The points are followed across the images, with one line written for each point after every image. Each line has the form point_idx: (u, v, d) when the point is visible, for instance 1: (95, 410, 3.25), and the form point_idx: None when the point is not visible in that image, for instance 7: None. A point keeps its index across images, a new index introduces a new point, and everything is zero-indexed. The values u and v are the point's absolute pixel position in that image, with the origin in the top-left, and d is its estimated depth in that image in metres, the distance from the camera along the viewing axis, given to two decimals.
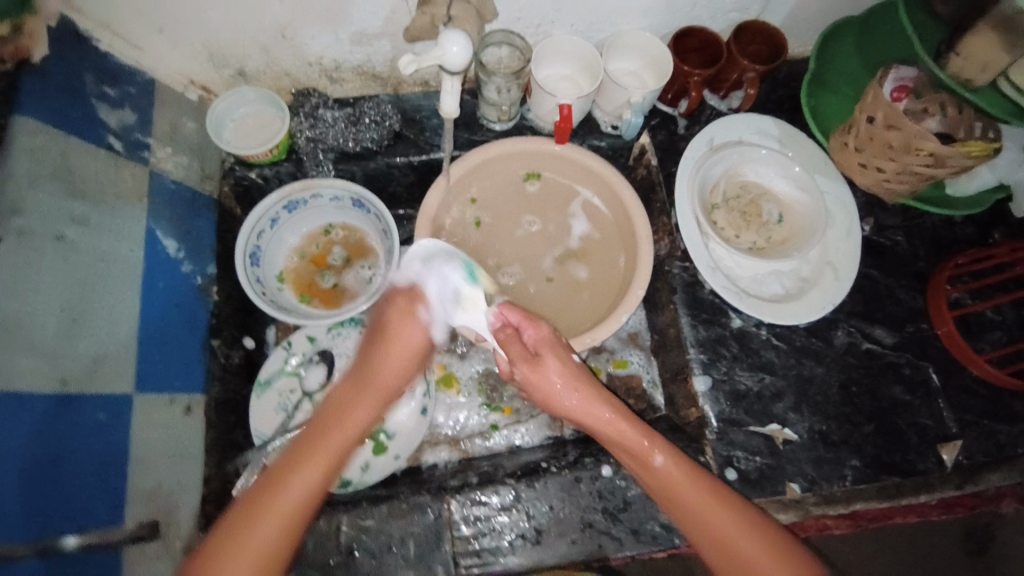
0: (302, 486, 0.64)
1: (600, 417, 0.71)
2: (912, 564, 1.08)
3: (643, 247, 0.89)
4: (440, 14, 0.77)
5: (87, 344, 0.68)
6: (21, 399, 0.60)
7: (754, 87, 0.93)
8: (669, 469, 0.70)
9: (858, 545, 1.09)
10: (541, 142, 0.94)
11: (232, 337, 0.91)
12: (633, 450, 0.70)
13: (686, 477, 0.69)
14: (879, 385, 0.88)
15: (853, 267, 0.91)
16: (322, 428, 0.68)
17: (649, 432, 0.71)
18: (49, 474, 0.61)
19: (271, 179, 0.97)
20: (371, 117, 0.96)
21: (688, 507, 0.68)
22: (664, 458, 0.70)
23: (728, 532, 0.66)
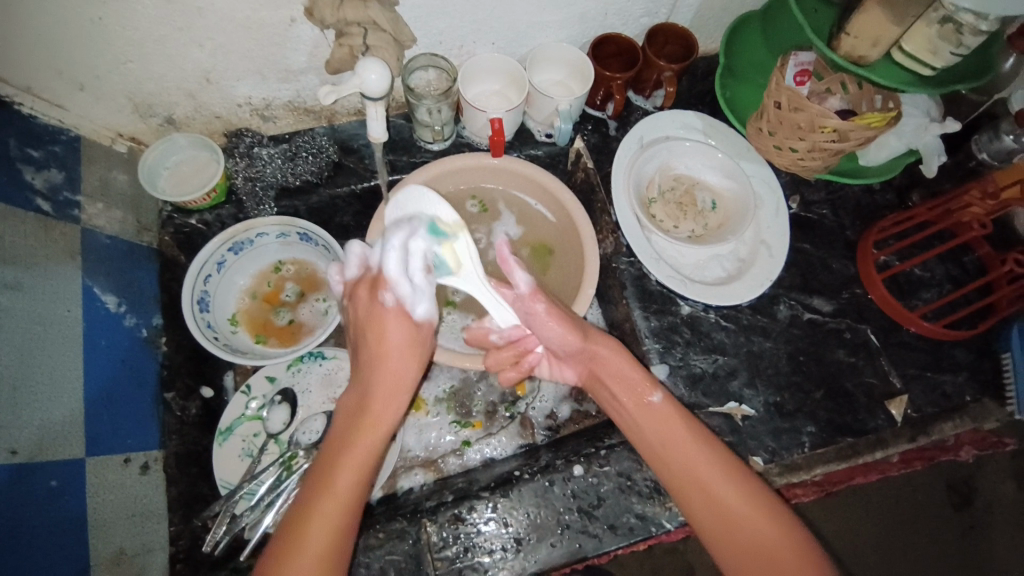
0: (348, 483, 0.65)
1: (602, 355, 0.77)
2: (879, 520, 1.13)
3: (588, 248, 0.92)
4: (358, 44, 0.78)
5: (36, 405, 0.67)
6: None
7: (673, 85, 0.98)
8: (665, 406, 0.75)
9: (842, 512, 1.13)
10: (480, 157, 0.96)
11: (186, 387, 0.89)
12: (635, 390, 0.76)
13: (677, 421, 0.74)
14: (825, 351, 0.92)
15: (785, 244, 0.96)
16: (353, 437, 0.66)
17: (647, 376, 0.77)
18: (5, 547, 0.60)
19: (213, 223, 0.96)
20: (308, 150, 0.98)
21: (671, 447, 0.73)
22: (662, 398, 0.75)
23: (710, 475, 0.70)
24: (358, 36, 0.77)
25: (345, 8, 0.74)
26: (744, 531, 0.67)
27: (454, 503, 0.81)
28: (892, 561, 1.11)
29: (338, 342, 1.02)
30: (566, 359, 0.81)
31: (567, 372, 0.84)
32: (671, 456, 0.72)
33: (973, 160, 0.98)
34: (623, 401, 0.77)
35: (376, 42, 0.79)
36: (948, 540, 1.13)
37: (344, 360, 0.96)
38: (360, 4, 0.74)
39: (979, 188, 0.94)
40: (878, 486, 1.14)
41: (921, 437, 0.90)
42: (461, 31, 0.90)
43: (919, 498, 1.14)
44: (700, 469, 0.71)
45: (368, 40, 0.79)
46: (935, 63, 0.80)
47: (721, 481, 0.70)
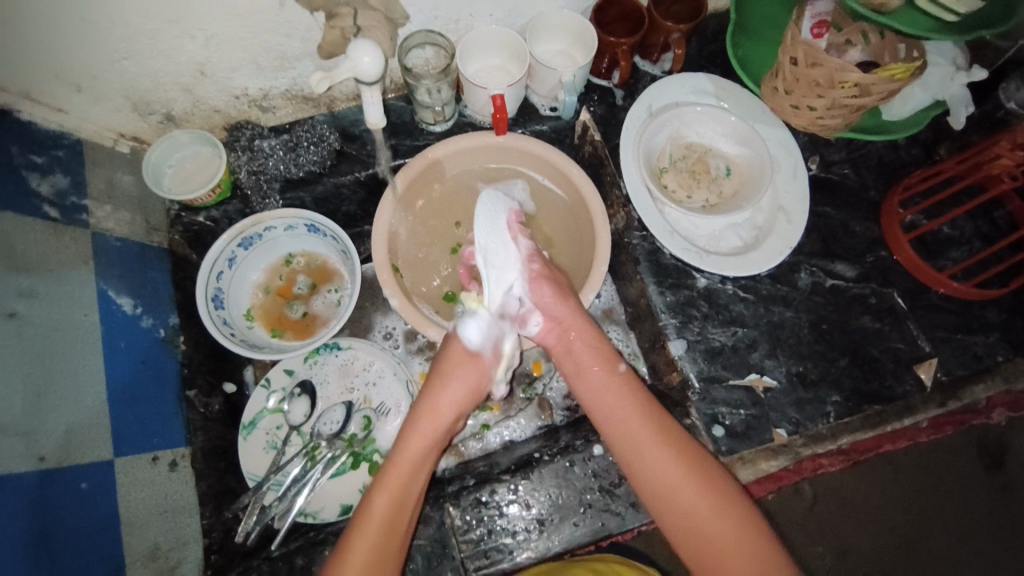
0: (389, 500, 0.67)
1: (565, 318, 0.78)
2: (905, 486, 1.11)
3: (598, 224, 0.91)
4: (348, 26, 0.74)
5: (64, 405, 0.69)
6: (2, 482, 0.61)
7: (682, 47, 0.94)
8: (626, 376, 0.76)
9: (869, 478, 1.12)
10: (483, 136, 0.94)
11: (208, 384, 0.90)
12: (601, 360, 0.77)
13: (630, 393, 0.74)
14: (849, 318, 0.89)
15: (805, 210, 0.93)
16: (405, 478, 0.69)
17: (603, 349, 0.78)
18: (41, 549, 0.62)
19: (221, 219, 0.95)
20: (309, 140, 0.96)
21: (621, 413, 0.73)
22: (626, 369, 0.76)
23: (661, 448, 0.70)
24: (348, 17, 0.74)
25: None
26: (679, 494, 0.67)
27: (475, 487, 0.82)
28: (922, 524, 1.10)
29: (353, 331, 1.02)
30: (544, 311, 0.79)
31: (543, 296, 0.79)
32: (622, 423, 0.72)
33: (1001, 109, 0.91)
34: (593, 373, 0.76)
35: (367, 21, 0.76)
36: (977, 501, 1.11)
37: (358, 350, 0.96)
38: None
39: (1010, 139, 0.87)
40: (905, 452, 1.12)
41: (952, 402, 0.87)
42: (457, 4, 0.87)
43: (947, 461, 1.12)
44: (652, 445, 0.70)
45: (359, 20, 0.75)
46: (960, 8, 0.75)
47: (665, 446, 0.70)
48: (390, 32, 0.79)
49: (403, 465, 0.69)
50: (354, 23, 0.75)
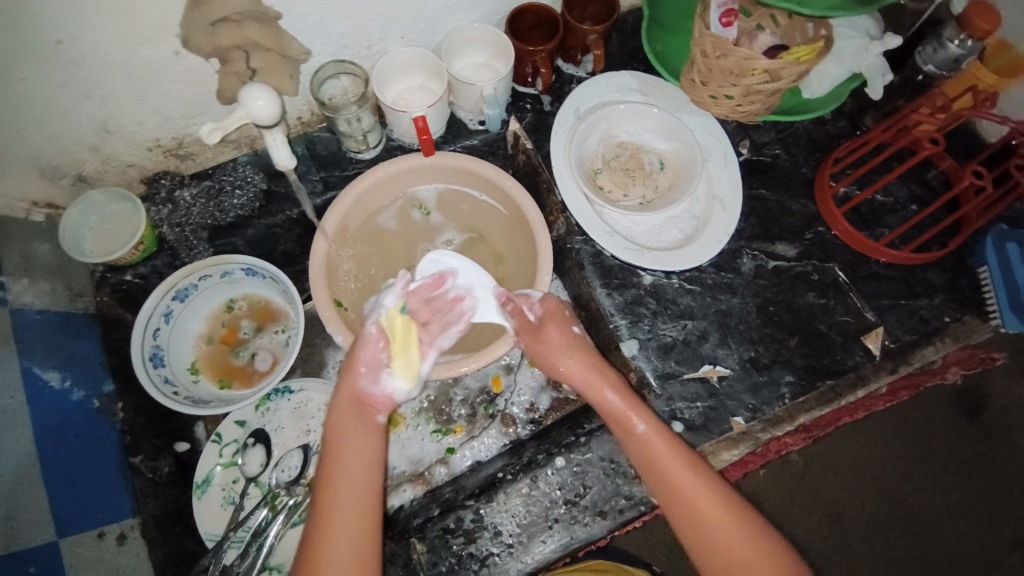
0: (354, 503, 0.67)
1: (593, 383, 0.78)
2: (894, 448, 1.12)
3: (539, 234, 0.90)
4: (242, 69, 0.71)
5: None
6: None
7: (599, 48, 0.95)
8: (650, 436, 0.74)
9: (852, 440, 1.13)
10: (412, 159, 0.94)
11: (154, 447, 0.85)
12: (621, 418, 0.75)
13: (669, 448, 0.73)
14: (794, 297, 0.90)
15: (737, 195, 0.93)
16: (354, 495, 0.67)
17: (640, 408, 0.75)
18: None
19: (151, 275, 0.92)
20: (232, 184, 0.93)
21: (665, 471, 0.72)
22: (647, 427, 0.74)
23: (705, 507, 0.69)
24: (241, 61, 0.70)
25: (216, 34, 0.67)
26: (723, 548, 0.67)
27: (439, 515, 0.80)
28: (914, 480, 1.11)
29: (305, 370, 0.98)
30: (552, 324, 0.81)
31: (564, 363, 0.79)
32: (663, 484, 0.71)
33: (921, 74, 0.92)
34: (633, 430, 0.74)
35: (261, 62, 0.72)
36: (965, 448, 1.12)
37: (311, 391, 0.92)
38: (233, 26, 0.67)
39: (927, 105, 0.89)
40: (889, 419, 1.14)
41: (904, 368, 0.87)
42: (365, 30, 0.85)
43: (928, 416, 1.13)
44: (702, 511, 0.69)
45: (253, 62, 0.72)
46: None
47: (709, 509, 0.69)
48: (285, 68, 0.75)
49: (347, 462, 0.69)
50: (245, 65, 0.71)
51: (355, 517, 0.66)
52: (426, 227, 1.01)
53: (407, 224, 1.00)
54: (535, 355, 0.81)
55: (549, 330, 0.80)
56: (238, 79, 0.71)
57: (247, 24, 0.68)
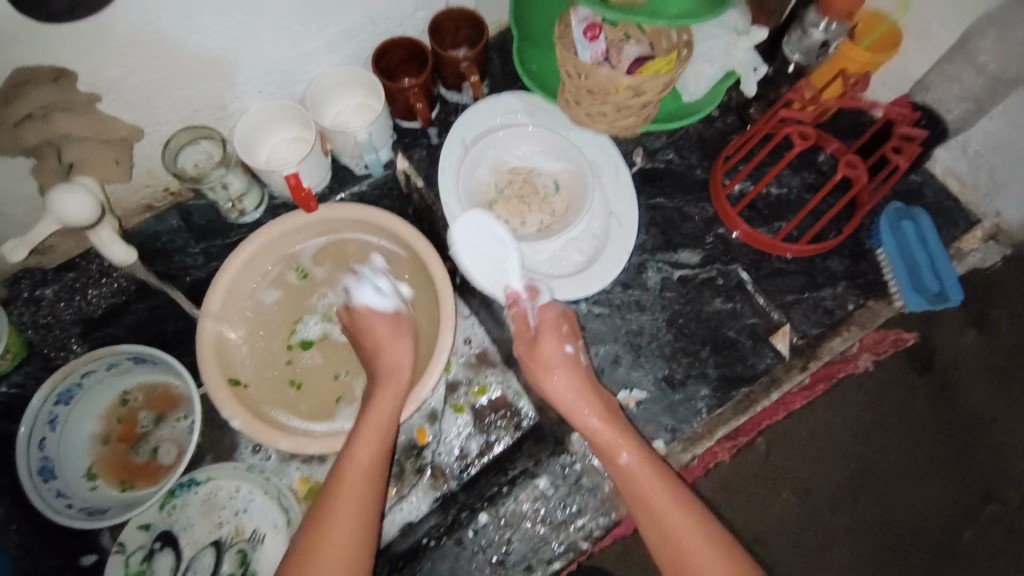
0: (355, 497, 0.71)
1: (579, 412, 0.75)
2: (853, 424, 1.06)
3: (439, 278, 0.85)
4: (56, 165, 0.70)
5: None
6: None
7: (474, 74, 0.91)
8: (635, 466, 0.72)
9: (810, 422, 1.06)
10: (295, 217, 0.89)
11: (56, 565, 0.80)
12: (606, 444, 0.73)
13: (650, 471, 0.71)
14: (701, 305, 0.88)
15: (633, 210, 0.91)
16: (379, 431, 0.76)
17: (622, 432, 0.74)
18: None
19: (27, 380, 0.85)
20: (99, 272, 0.86)
21: (648, 500, 0.70)
22: (631, 457, 0.72)
23: (678, 521, 0.69)
24: (53, 158, 0.70)
25: (22, 133, 0.66)
26: (687, 556, 0.67)
27: None
28: (878, 444, 1.06)
29: (216, 455, 0.92)
30: (545, 340, 0.79)
31: (550, 380, 0.78)
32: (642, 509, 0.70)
33: (790, 66, 0.91)
34: (618, 457, 0.72)
35: (79, 155, 0.71)
36: (923, 405, 1.07)
37: (220, 479, 0.86)
38: (39, 123, 0.66)
39: (798, 100, 0.88)
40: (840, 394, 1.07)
41: (814, 363, 0.87)
42: (213, 92, 0.80)
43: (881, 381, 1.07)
44: (682, 538, 0.68)
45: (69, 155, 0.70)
46: None
47: (691, 535, 0.68)
48: (108, 154, 0.74)
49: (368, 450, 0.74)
50: (60, 160, 0.70)
51: (353, 512, 0.70)
52: (309, 287, 0.94)
53: (288, 290, 0.93)
54: (532, 367, 0.80)
55: (544, 342, 0.79)
56: (56, 175, 0.70)
57: (54, 117, 0.67)
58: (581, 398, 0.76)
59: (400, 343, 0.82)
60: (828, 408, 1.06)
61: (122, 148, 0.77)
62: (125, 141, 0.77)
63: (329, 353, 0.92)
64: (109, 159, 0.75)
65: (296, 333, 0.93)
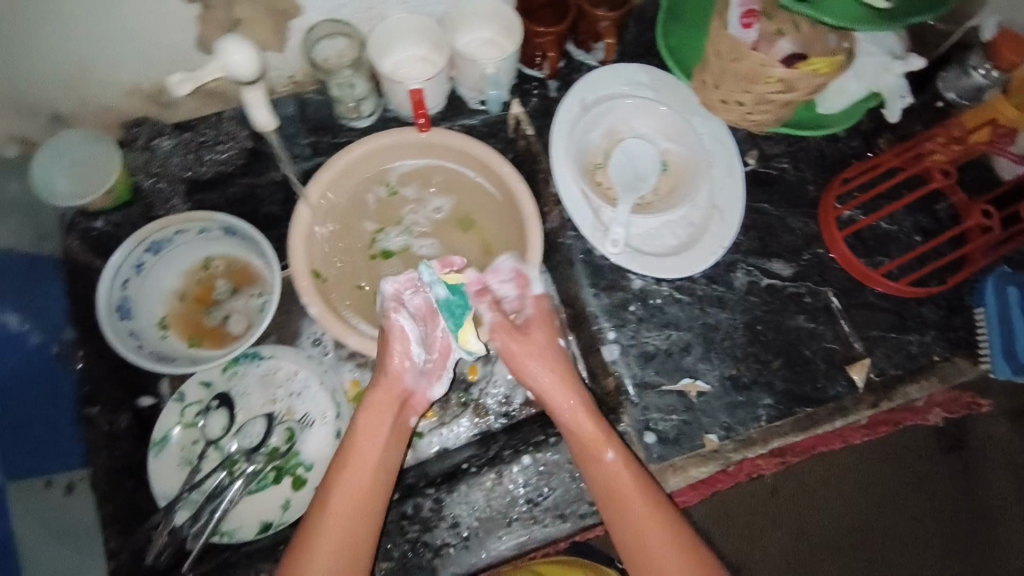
0: (339, 549, 0.67)
1: (567, 402, 0.77)
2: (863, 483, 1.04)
3: (531, 225, 0.87)
4: (223, 18, 0.75)
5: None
6: None
7: (611, 36, 0.91)
8: (617, 461, 0.73)
9: (821, 468, 1.05)
10: (406, 134, 0.91)
11: (114, 401, 0.82)
12: (586, 437, 0.75)
13: (637, 483, 0.72)
14: (783, 318, 0.87)
15: (738, 207, 0.89)
16: (359, 495, 0.70)
17: (604, 431, 0.75)
18: None
19: (124, 224, 0.88)
20: (214, 137, 0.89)
21: (617, 500, 0.71)
22: (616, 457, 0.73)
23: (656, 539, 0.69)
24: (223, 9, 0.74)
25: None
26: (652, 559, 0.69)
27: (399, 499, 0.79)
28: (885, 510, 1.04)
29: (278, 338, 0.95)
30: (529, 331, 0.80)
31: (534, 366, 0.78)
32: (616, 512, 0.71)
33: (940, 100, 0.94)
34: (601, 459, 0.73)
35: (245, 14, 0.74)
36: (940, 482, 1.05)
37: (282, 359, 0.89)
38: None
39: (942, 134, 0.87)
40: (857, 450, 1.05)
41: (884, 403, 0.85)
42: None
43: (904, 445, 1.05)
44: (656, 556, 0.69)
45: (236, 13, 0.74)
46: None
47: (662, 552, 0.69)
48: (272, 25, 0.78)
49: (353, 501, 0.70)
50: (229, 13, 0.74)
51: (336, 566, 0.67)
52: (403, 205, 0.96)
53: (380, 203, 0.95)
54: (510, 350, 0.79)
55: (533, 329, 0.80)
56: (220, 26, 0.75)
57: None
58: (562, 387, 0.77)
59: (381, 410, 0.75)
60: (839, 462, 1.05)
61: (279, 20, 0.79)
62: (284, 15, 0.78)
63: (412, 265, 0.94)
64: (270, 26, 0.78)
65: (377, 244, 0.94)
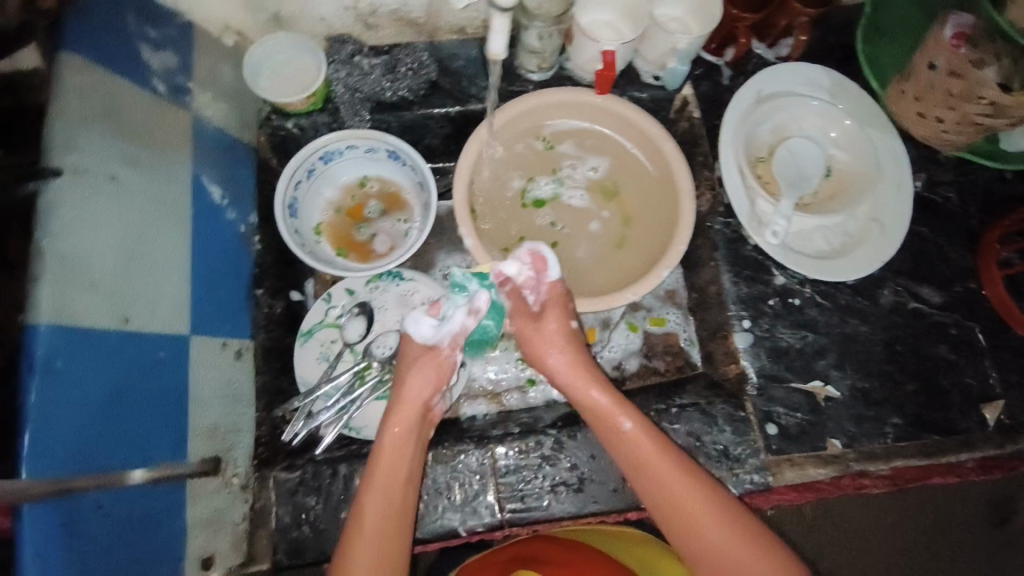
0: (378, 513, 0.67)
1: (582, 384, 0.76)
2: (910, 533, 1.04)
3: (683, 204, 0.89)
4: None
5: (115, 260, 0.62)
6: (89, 336, 0.58)
7: (805, 33, 0.91)
8: (636, 432, 0.72)
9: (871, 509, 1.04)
10: (582, 94, 0.93)
11: (274, 287, 0.89)
12: (607, 418, 0.73)
13: (667, 458, 0.70)
14: (924, 344, 0.86)
15: (901, 224, 0.88)
16: (393, 470, 0.70)
17: (622, 399, 0.74)
18: (119, 422, 0.59)
19: (308, 129, 0.94)
20: (409, 64, 0.94)
21: (658, 487, 0.69)
22: (633, 425, 0.72)
23: (702, 517, 0.66)
24: None
25: None
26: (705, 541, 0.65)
27: (520, 435, 0.81)
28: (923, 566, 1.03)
29: (416, 265, 1.01)
30: (540, 318, 0.78)
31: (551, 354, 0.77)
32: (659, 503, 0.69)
33: None
34: (636, 447, 0.71)
35: None
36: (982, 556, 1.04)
37: (419, 284, 0.95)
38: None
39: None
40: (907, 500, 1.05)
41: (1013, 450, 0.84)
42: None
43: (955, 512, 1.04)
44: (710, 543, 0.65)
45: None
46: None
47: (713, 528, 0.65)
48: None
49: (386, 469, 0.70)
50: None
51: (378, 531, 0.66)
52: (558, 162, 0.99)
53: (535, 157, 0.99)
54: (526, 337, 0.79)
55: (547, 315, 0.78)
56: None
57: None
58: (576, 373, 0.76)
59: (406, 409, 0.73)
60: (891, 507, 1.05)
61: None
62: None
63: (561, 214, 0.98)
64: None
65: (530, 194, 0.99)
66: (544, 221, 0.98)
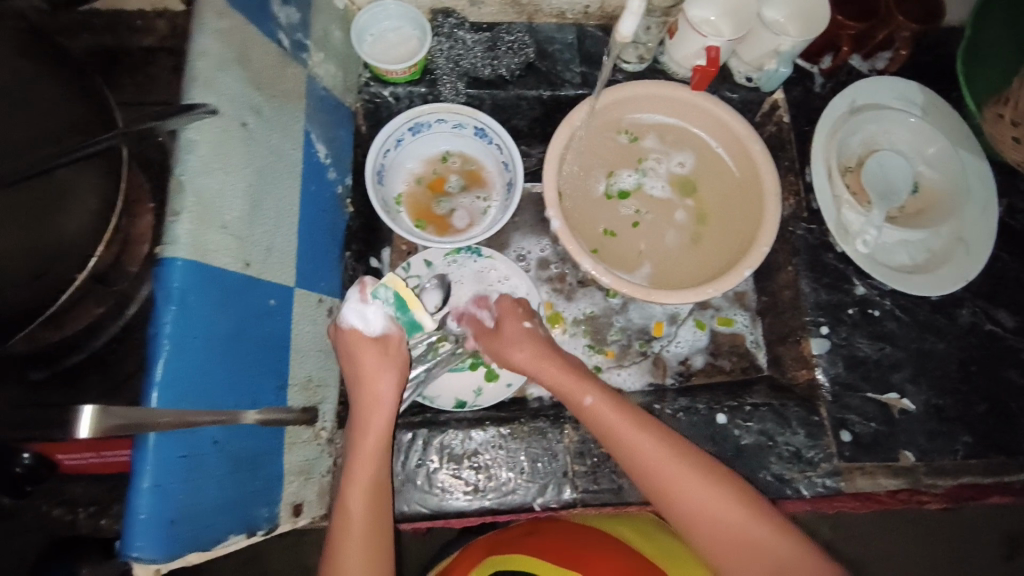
0: (360, 501, 0.66)
1: (546, 369, 0.77)
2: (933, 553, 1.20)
3: (769, 205, 0.88)
4: None
5: (242, 203, 0.63)
6: (218, 275, 0.59)
7: (907, 48, 0.91)
8: (598, 405, 0.73)
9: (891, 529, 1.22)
10: (677, 89, 0.93)
11: (360, 251, 0.90)
12: (570, 396, 0.75)
13: (638, 431, 0.70)
14: (998, 367, 0.87)
15: (987, 244, 0.89)
16: (370, 462, 0.68)
17: (585, 376, 0.76)
18: (237, 361, 0.61)
19: (402, 99, 0.95)
20: (509, 43, 0.95)
21: (640, 472, 0.68)
22: (593, 398, 0.73)
23: (689, 490, 0.66)
24: None
25: None
26: (692, 514, 0.65)
27: None
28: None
29: (491, 244, 1.02)
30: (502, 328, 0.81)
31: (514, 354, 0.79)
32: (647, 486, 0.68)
33: None
34: (618, 436, 0.70)
35: None
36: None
37: (497, 262, 0.95)
38: None
39: None
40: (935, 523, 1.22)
41: None
42: None
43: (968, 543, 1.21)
44: (706, 515, 0.64)
45: None
46: None
47: (700, 496, 0.65)
48: None
49: (362, 457, 0.68)
50: None
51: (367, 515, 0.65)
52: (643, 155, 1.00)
53: (621, 147, 0.99)
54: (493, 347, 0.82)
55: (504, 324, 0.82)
56: None
57: None
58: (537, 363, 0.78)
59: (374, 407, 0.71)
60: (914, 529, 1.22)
61: None
62: None
63: (642, 207, 0.99)
64: None
65: (613, 184, 0.99)
66: (625, 212, 0.98)
